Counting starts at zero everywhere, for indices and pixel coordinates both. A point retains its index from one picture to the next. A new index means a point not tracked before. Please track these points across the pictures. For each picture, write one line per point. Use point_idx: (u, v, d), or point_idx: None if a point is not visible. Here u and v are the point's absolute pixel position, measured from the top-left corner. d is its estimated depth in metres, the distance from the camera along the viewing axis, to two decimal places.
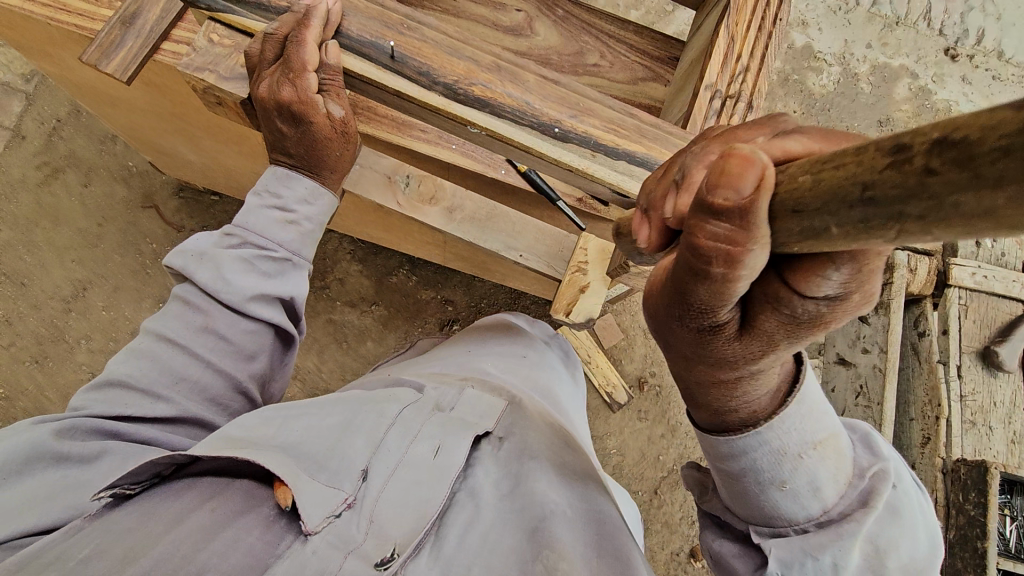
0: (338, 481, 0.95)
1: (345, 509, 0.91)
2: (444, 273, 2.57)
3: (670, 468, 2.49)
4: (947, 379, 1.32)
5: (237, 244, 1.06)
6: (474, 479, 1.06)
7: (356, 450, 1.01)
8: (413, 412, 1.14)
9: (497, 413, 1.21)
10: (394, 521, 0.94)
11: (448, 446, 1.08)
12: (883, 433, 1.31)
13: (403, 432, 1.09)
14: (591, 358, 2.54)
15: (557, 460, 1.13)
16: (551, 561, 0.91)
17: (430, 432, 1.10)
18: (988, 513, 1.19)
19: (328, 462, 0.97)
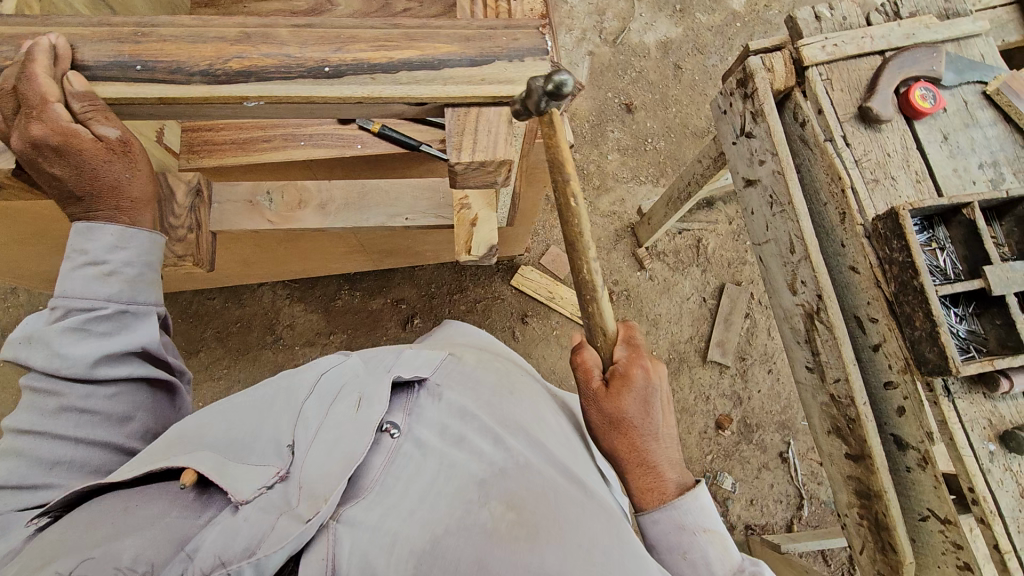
0: (266, 459, 1.00)
1: (276, 481, 0.96)
2: (385, 277, 2.56)
3: (666, 358, 2.57)
4: (839, 152, 1.32)
5: (63, 315, 1.00)
6: (417, 433, 1.13)
7: (280, 429, 1.06)
8: (331, 379, 1.18)
9: (432, 367, 1.29)
10: (323, 481, 0.96)
11: (371, 398, 1.11)
12: (802, 227, 1.34)
13: (324, 398, 1.12)
14: (553, 293, 2.57)
15: (497, 415, 1.21)
16: (501, 509, 0.99)
17: (355, 394, 1.13)
18: (912, 252, 1.16)
19: (253, 448, 1.02)
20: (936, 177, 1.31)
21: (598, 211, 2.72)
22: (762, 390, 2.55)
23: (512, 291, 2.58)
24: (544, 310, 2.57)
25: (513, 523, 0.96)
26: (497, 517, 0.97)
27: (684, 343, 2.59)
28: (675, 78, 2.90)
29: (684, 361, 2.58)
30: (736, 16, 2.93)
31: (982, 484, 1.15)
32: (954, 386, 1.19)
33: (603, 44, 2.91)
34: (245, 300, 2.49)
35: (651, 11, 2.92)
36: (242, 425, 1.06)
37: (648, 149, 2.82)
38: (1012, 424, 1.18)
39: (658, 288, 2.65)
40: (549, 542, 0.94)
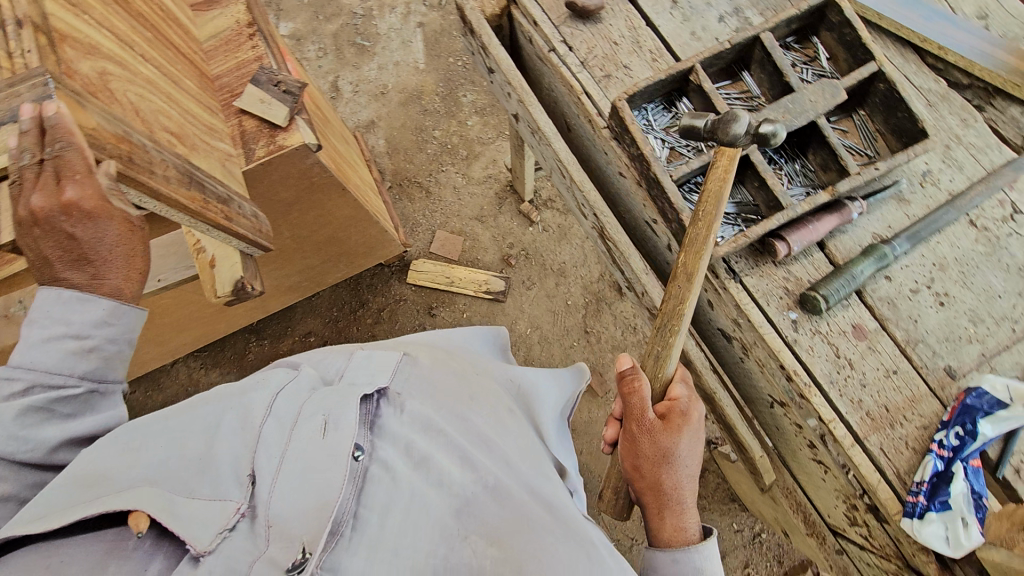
0: (221, 492, 0.82)
1: (240, 519, 0.80)
2: (286, 317, 2.55)
3: (584, 303, 2.48)
4: (564, 59, 1.20)
5: (24, 390, 0.82)
6: (386, 453, 0.93)
7: (231, 455, 0.87)
8: (290, 396, 0.97)
9: (391, 369, 1.08)
10: (296, 522, 0.80)
11: (338, 420, 0.91)
12: (557, 151, 1.28)
13: (283, 421, 0.92)
14: (451, 277, 2.51)
15: (465, 423, 1.04)
16: (486, 546, 0.84)
17: (316, 409, 0.93)
18: (637, 142, 1.08)
19: (203, 477, 0.83)
20: (674, 48, 1.19)
21: (473, 180, 2.64)
22: None
23: (412, 288, 2.53)
24: (448, 296, 2.51)
25: (497, 559, 0.82)
26: (480, 554, 0.83)
27: (597, 281, 2.50)
28: None
29: (602, 300, 2.49)
30: None
31: (790, 358, 1.04)
32: (738, 265, 1.10)
33: (431, 11, 2.83)
34: (164, 382, 2.51)
35: None
36: (182, 447, 0.85)
37: None
38: (807, 285, 1.08)
39: (554, 236, 2.56)
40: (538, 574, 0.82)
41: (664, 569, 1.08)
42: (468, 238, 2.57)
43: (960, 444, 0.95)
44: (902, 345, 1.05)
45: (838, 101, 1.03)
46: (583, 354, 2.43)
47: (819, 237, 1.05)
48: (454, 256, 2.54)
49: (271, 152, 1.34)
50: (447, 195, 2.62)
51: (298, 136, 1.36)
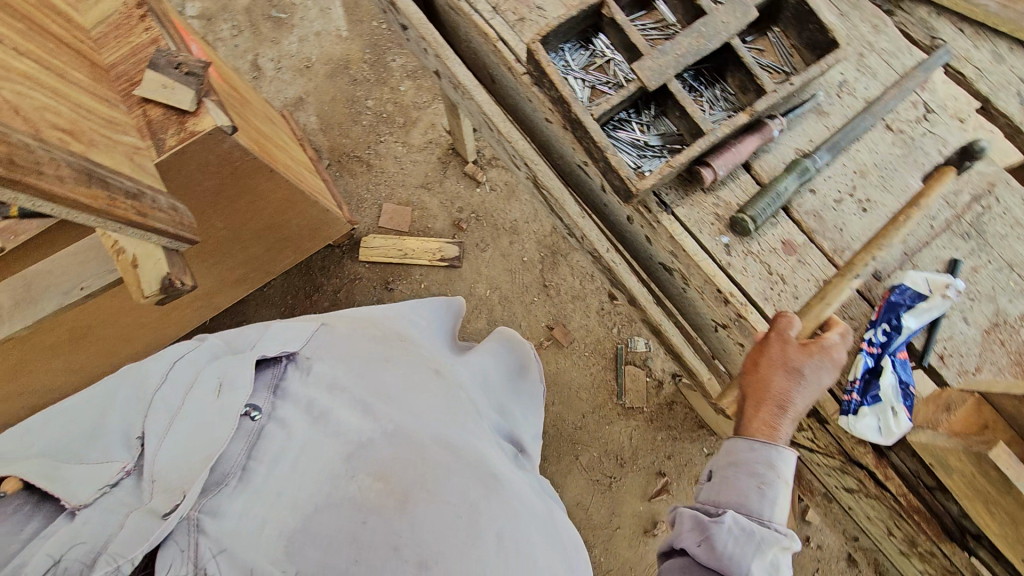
0: (110, 455, 0.91)
1: (125, 476, 0.89)
2: (240, 312, 2.48)
3: (540, 258, 2.48)
4: (473, 6, 1.16)
5: None
6: (282, 412, 0.99)
7: (122, 421, 0.95)
8: (191, 360, 1.05)
9: (306, 335, 1.12)
10: (176, 474, 0.87)
11: (229, 382, 0.96)
12: (481, 104, 1.25)
13: (177, 382, 0.99)
14: (404, 249, 2.47)
15: (376, 375, 1.07)
16: (375, 487, 0.90)
17: (213, 373, 0.99)
18: (555, 83, 1.05)
19: (92, 441, 0.92)
20: None
21: (413, 147, 2.57)
22: None
23: (366, 265, 2.48)
24: (403, 268, 2.47)
25: (383, 492, 0.90)
26: (365, 487, 0.90)
27: (551, 234, 2.50)
28: None
29: (557, 253, 2.49)
30: None
31: (725, 282, 1.07)
32: (669, 197, 1.10)
33: None
34: None
35: None
36: (79, 420, 0.95)
37: None
38: (736, 208, 1.09)
39: (501, 194, 2.54)
40: (419, 505, 0.89)
41: (741, 455, 1.07)
42: (417, 207, 2.53)
43: (887, 339, 1.01)
44: (830, 254, 1.08)
45: (749, 19, 1.04)
46: (545, 308, 2.45)
47: (742, 158, 1.06)
48: (405, 228, 2.50)
49: (183, 140, 1.27)
50: (389, 167, 2.56)
51: (209, 120, 1.28)
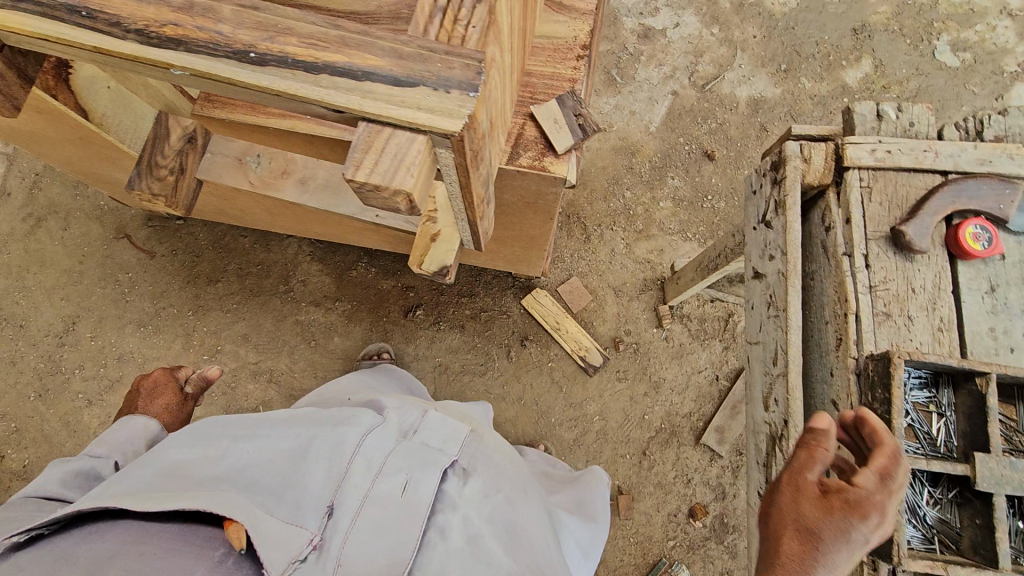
0: (305, 522, 1.06)
1: (310, 550, 1.04)
2: (402, 261, 2.56)
3: (657, 427, 2.40)
4: (854, 271, 1.15)
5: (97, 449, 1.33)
6: (443, 518, 1.21)
7: (319, 487, 1.13)
8: (375, 438, 1.26)
9: (460, 442, 1.37)
10: (364, 562, 1.07)
11: (414, 485, 1.21)
12: (791, 342, 1.19)
13: (369, 469, 1.20)
14: (559, 324, 2.47)
15: (510, 512, 1.30)
16: None
17: (398, 467, 1.23)
18: (893, 408, 1.03)
19: (288, 499, 1.09)
20: (965, 332, 1.12)
21: (632, 255, 2.58)
22: None
23: (521, 310, 2.52)
24: (546, 339, 2.49)
25: None
26: None
27: (682, 416, 2.42)
28: (757, 139, 2.71)
29: (675, 436, 2.41)
30: (847, 89, 2.76)
31: None
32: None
33: (692, 86, 2.76)
34: (272, 246, 2.58)
35: (753, 64, 2.78)
36: (279, 469, 1.15)
37: (706, 205, 2.64)
38: None
39: (670, 350, 2.47)
40: None
41: None
42: (596, 301, 2.53)
43: None
44: None
45: None
46: (626, 470, 2.38)
47: None
48: (574, 309, 2.50)
49: (534, 166, 1.34)
50: (601, 252, 2.58)
51: (563, 168, 1.35)
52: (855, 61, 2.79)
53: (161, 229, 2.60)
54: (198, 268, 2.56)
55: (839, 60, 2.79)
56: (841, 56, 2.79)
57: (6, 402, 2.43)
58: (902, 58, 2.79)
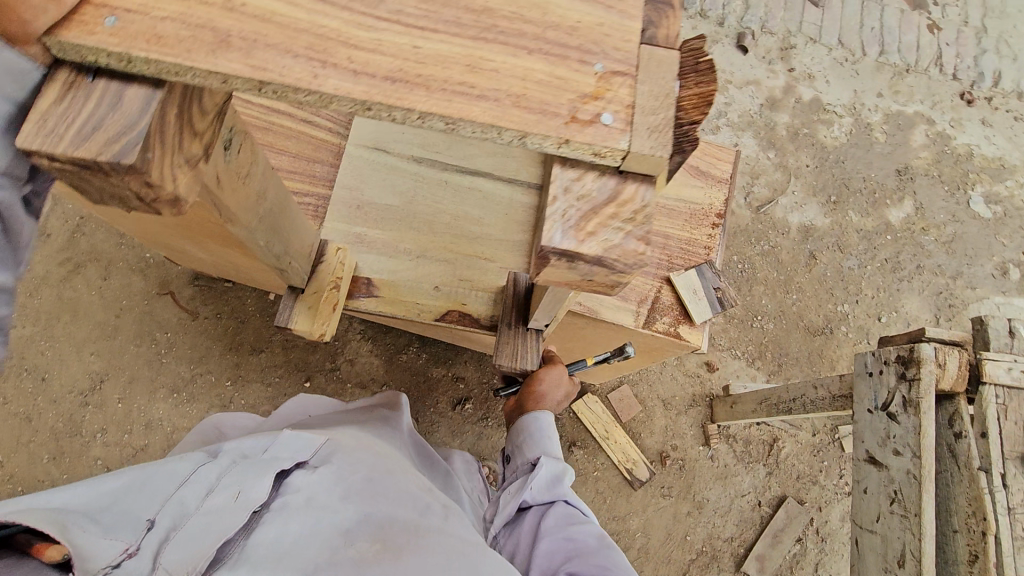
0: (118, 533, 0.85)
1: (125, 559, 0.82)
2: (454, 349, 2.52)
3: (699, 549, 2.39)
4: (992, 489, 1.19)
5: None
6: (285, 498, 0.97)
7: (146, 505, 0.91)
8: (211, 465, 1.01)
9: (314, 446, 1.12)
10: (190, 551, 0.84)
11: (248, 487, 0.96)
12: (926, 552, 1.20)
13: (198, 486, 0.95)
14: (609, 434, 2.46)
15: (372, 482, 1.08)
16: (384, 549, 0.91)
17: (230, 478, 0.97)
18: None
19: (109, 524, 0.86)
20: None
21: (682, 369, 2.60)
22: None
23: (569, 414, 2.49)
24: (592, 446, 2.46)
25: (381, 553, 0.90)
26: (364, 550, 0.90)
27: (723, 540, 2.42)
28: (805, 265, 2.81)
29: (715, 560, 2.40)
30: (890, 226, 2.90)
31: None
32: None
33: (746, 207, 2.86)
34: None
35: (805, 192, 2.91)
36: (105, 496, 0.90)
37: (755, 325, 2.70)
38: None
39: (715, 471, 2.49)
40: None
41: None
42: (645, 412, 2.53)
43: None
44: None
45: None
46: None
47: None
48: (624, 418, 2.50)
49: (669, 332, 1.35)
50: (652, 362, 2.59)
51: (697, 337, 1.36)
52: (898, 201, 2.94)
53: (208, 289, 2.50)
54: (242, 335, 2.47)
55: (883, 197, 2.94)
56: (885, 194, 2.95)
57: (15, 463, 2.25)
58: (941, 204, 2.96)
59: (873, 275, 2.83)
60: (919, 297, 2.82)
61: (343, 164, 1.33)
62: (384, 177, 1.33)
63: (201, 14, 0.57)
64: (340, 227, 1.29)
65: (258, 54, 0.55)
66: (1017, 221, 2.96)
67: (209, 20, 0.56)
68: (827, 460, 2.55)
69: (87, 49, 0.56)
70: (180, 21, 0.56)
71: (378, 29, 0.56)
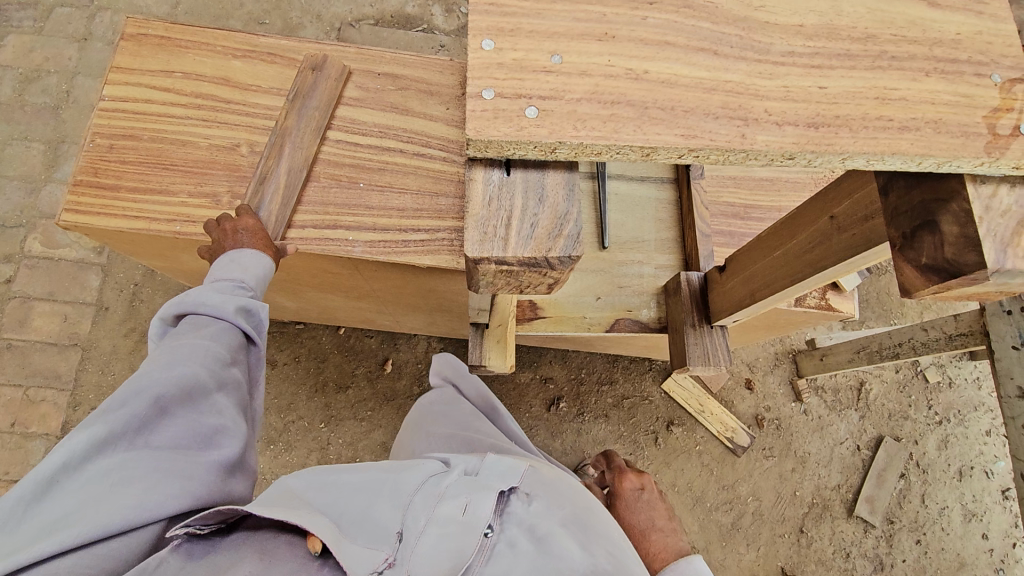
0: (375, 543, 0.83)
1: (386, 568, 0.79)
2: (536, 352, 2.52)
3: (810, 502, 2.43)
4: None
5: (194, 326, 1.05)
6: (510, 528, 0.82)
7: (386, 515, 0.87)
8: (438, 478, 0.93)
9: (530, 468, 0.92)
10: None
11: (475, 503, 0.85)
12: None
13: (428, 497, 0.89)
14: (704, 406, 2.47)
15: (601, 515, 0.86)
16: None
17: (460, 491, 0.88)
18: None
19: (360, 529, 0.84)
20: None
21: None
22: (906, 560, 2.40)
23: (661, 394, 2.50)
24: (690, 422, 2.48)
25: None
26: None
27: (831, 489, 2.46)
28: None
29: (827, 510, 2.44)
30: None
31: None
32: None
33: None
34: (401, 345, 2.49)
35: None
36: (354, 495, 0.91)
37: None
38: None
39: (811, 424, 2.52)
40: None
41: None
42: (733, 379, 2.55)
43: None
44: None
45: None
46: (786, 549, 2.38)
47: None
48: (715, 389, 2.52)
49: (822, 307, 1.34)
50: None
51: (848, 306, 1.36)
52: None
53: (281, 335, 2.46)
54: (324, 374, 2.44)
55: None
56: None
57: None
58: None
59: None
60: None
61: None
62: None
63: (612, 90, 0.58)
64: None
65: (683, 120, 0.58)
66: None
67: (620, 92, 0.58)
68: (914, 394, 2.59)
69: (499, 145, 0.60)
70: (595, 101, 0.58)
71: (778, 73, 0.59)
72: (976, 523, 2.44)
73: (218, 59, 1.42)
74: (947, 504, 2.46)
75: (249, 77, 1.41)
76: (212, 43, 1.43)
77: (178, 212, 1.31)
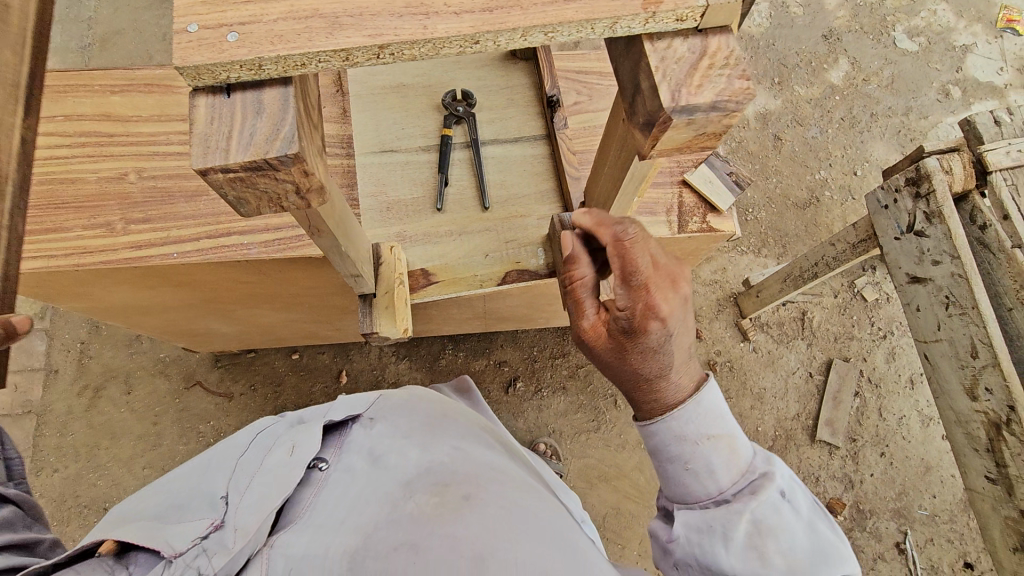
0: (203, 513, 0.94)
1: (212, 530, 0.88)
2: (486, 339, 2.57)
3: (773, 435, 2.49)
4: None
5: None
6: (345, 461, 1.03)
7: (221, 485, 1.02)
8: (273, 438, 1.13)
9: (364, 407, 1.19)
10: (252, 512, 0.89)
11: (302, 442, 1.04)
12: (994, 334, 1.30)
13: (264, 452, 1.08)
14: None
15: (424, 426, 1.11)
16: (435, 490, 0.89)
17: (289, 440, 1.07)
18: None
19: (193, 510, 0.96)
20: None
21: (700, 280, 2.70)
22: (875, 474, 2.46)
23: None
24: None
25: (436, 503, 0.87)
26: (422, 503, 0.87)
27: (792, 419, 2.52)
28: (774, 148, 2.94)
29: (791, 439, 2.50)
30: (835, 88, 3.04)
31: None
32: None
33: None
34: (354, 355, 2.53)
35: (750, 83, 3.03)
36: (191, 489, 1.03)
37: (749, 218, 2.82)
38: None
39: (762, 360, 2.60)
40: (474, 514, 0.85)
41: None
42: None
43: None
44: None
45: None
46: None
47: None
48: None
49: (704, 230, 1.40)
50: None
51: (729, 225, 1.43)
52: (833, 62, 3.08)
53: (234, 366, 2.49)
54: (283, 397, 2.47)
55: (820, 63, 3.08)
56: (821, 60, 3.08)
57: None
58: (872, 52, 3.11)
59: (836, 137, 2.97)
60: (883, 142, 2.96)
61: (358, 174, 1.34)
62: (401, 174, 1.37)
63: (306, 8, 0.69)
64: (379, 231, 1.31)
65: (372, 24, 0.68)
66: (943, 44, 3.13)
67: (313, 10, 0.69)
68: (855, 315, 2.67)
69: (207, 67, 0.67)
70: (291, 19, 0.68)
71: None
72: (935, 427, 2.51)
73: (96, 96, 1.46)
74: (905, 413, 2.53)
75: (130, 108, 1.46)
76: (89, 82, 1.47)
77: (74, 245, 1.34)
